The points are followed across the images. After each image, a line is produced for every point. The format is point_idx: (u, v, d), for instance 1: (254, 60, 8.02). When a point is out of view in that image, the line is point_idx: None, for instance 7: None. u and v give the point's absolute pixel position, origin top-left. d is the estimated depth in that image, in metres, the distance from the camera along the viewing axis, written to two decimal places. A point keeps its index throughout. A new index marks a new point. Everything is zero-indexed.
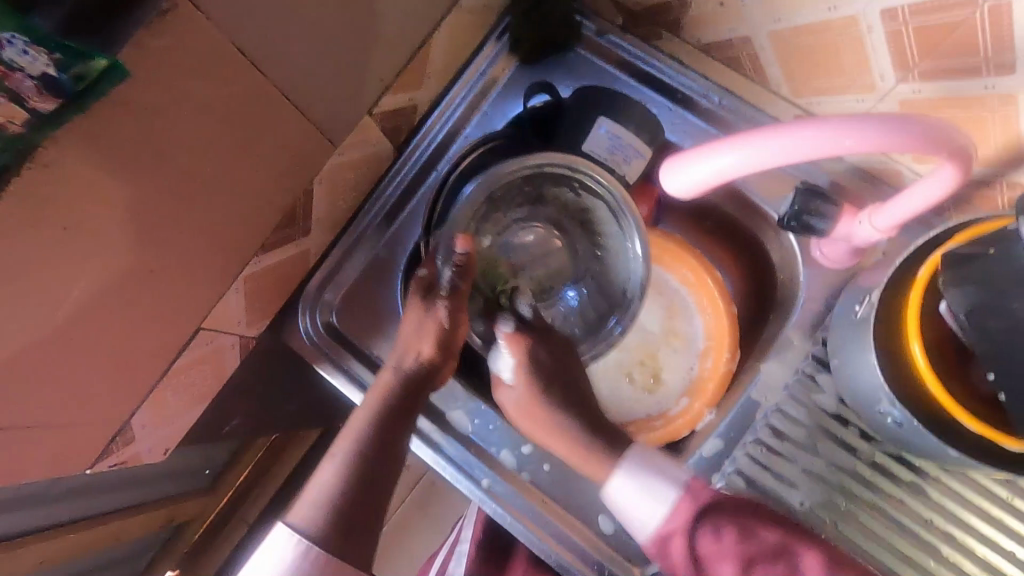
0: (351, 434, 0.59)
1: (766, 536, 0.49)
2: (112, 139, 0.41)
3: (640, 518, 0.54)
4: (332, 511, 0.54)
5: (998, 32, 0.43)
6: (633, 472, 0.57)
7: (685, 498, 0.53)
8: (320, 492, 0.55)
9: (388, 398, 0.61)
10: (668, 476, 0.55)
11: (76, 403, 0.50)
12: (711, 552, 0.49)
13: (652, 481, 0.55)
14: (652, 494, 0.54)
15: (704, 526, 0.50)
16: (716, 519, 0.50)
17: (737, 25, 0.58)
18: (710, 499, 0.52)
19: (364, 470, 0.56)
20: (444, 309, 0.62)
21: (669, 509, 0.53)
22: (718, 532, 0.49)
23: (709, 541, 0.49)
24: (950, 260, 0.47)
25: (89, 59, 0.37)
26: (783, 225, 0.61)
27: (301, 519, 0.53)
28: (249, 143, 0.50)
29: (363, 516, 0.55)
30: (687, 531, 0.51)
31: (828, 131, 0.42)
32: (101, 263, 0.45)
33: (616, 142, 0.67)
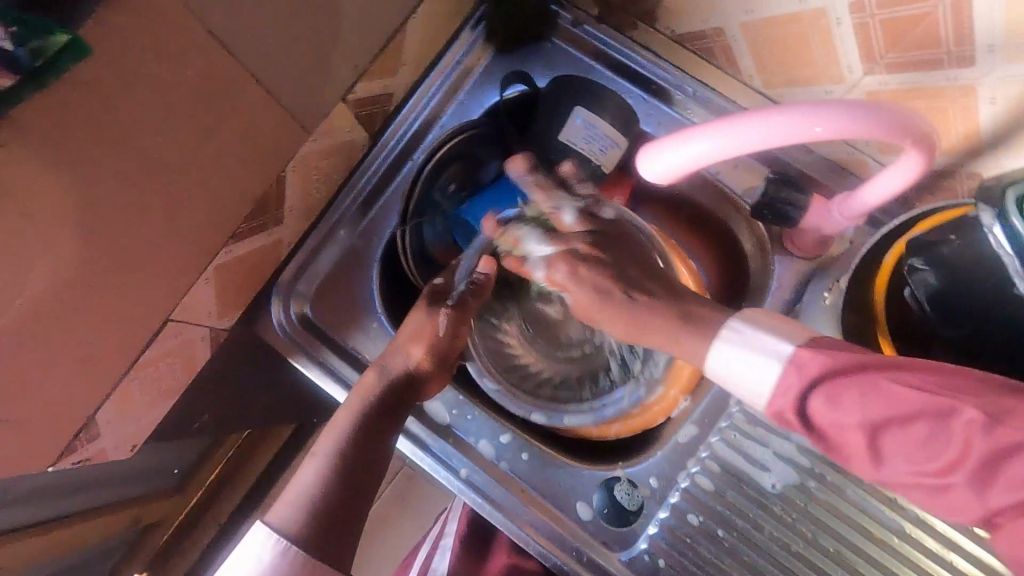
0: (335, 432, 0.57)
1: (908, 385, 0.37)
2: (67, 117, 0.40)
3: (744, 388, 0.44)
4: (313, 514, 0.52)
5: (958, 25, 0.44)
6: (732, 339, 0.45)
7: (807, 359, 0.41)
8: (301, 492, 0.53)
9: (371, 401, 0.59)
10: (767, 342, 0.43)
11: (34, 397, 0.48)
12: (833, 420, 0.39)
13: (758, 345, 0.44)
14: (755, 363, 0.43)
15: (830, 388, 0.39)
16: (842, 379, 0.39)
17: (709, 16, 0.59)
18: (845, 353, 0.40)
19: (346, 472, 0.55)
20: (446, 320, 0.63)
21: (778, 378, 0.42)
22: (837, 398, 0.38)
23: (825, 409, 0.39)
24: (912, 248, 0.49)
25: (47, 33, 0.36)
26: (756, 213, 0.63)
27: (280, 518, 0.52)
28: (217, 127, 0.49)
29: (344, 516, 0.53)
30: (802, 395, 0.40)
31: (798, 117, 0.43)
32: (60, 249, 0.43)
33: (592, 131, 0.68)
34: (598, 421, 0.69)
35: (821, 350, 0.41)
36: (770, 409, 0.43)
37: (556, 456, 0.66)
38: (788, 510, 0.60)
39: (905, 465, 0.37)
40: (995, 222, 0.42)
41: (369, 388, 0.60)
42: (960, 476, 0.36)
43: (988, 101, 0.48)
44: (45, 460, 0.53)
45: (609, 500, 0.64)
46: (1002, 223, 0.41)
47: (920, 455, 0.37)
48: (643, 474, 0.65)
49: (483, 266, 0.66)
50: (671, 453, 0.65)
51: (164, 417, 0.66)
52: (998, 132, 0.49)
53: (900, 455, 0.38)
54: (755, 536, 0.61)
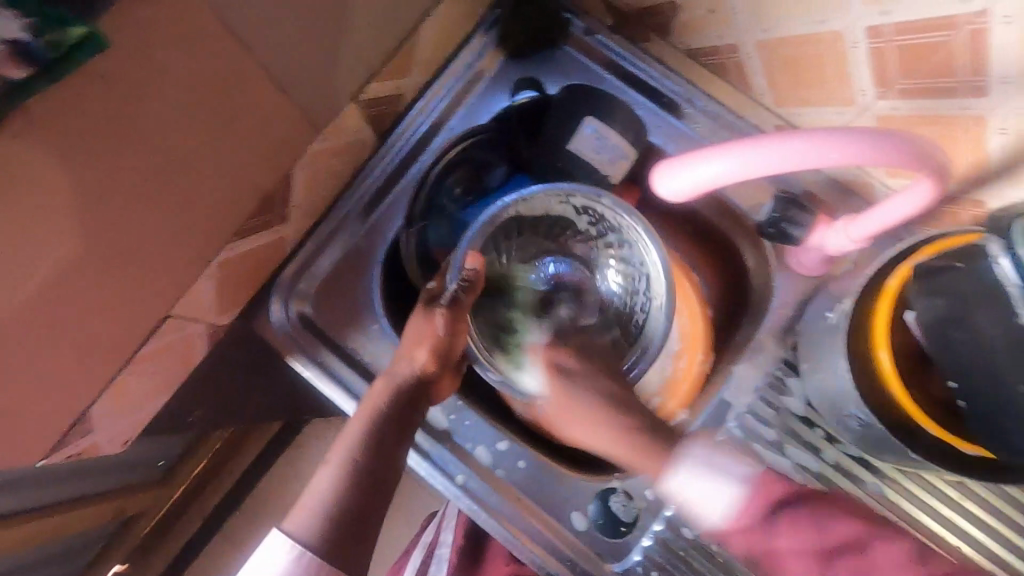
0: (348, 440, 0.58)
1: (838, 522, 0.56)
2: (80, 109, 0.39)
3: (704, 506, 0.60)
4: (328, 522, 0.53)
5: (976, 55, 0.45)
6: (696, 471, 0.60)
7: (760, 488, 0.59)
8: (319, 499, 0.54)
9: (381, 407, 0.59)
10: (730, 471, 0.60)
11: (33, 390, 0.47)
12: (784, 546, 0.57)
13: (722, 472, 0.60)
14: (718, 488, 0.59)
15: (796, 514, 0.57)
16: (794, 513, 0.57)
17: (724, 31, 0.59)
18: (784, 491, 0.59)
19: (360, 481, 0.56)
20: (444, 319, 0.61)
21: (737, 502, 0.59)
22: (794, 527, 0.57)
23: (786, 536, 0.57)
24: (919, 273, 0.50)
25: (65, 25, 0.35)
26: (762, 231, 0.64)
27: (298, 526, 0.53)
28: (231, 123, 0.48)
29: (360, 523, 0.54)
30: (761, 524, 0.58)
31: (815, 143, 0.43)
32: (66, 241, 0.43)
33: (602, 143, 0.69)
34: None
35: (766, 484, 0.59)
36: (716, 526, 0.59)
37: (552, 465, 0.66)
38: None
39: None
40: (1002, 254, 0.42)
41: (375, 398, 0.60)
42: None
43: (998, 131, 0.48)
44: (37, 452, 0.52)
45: (605, 511, 0.63)
46: (1009, 255, 0.42)
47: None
48: (639, 486, 0.65)
49: (468, 262, 0.61)
50: None
51: (157, 412, 0.65)
52: (1005, 163, 0.50)
53: None
54: None
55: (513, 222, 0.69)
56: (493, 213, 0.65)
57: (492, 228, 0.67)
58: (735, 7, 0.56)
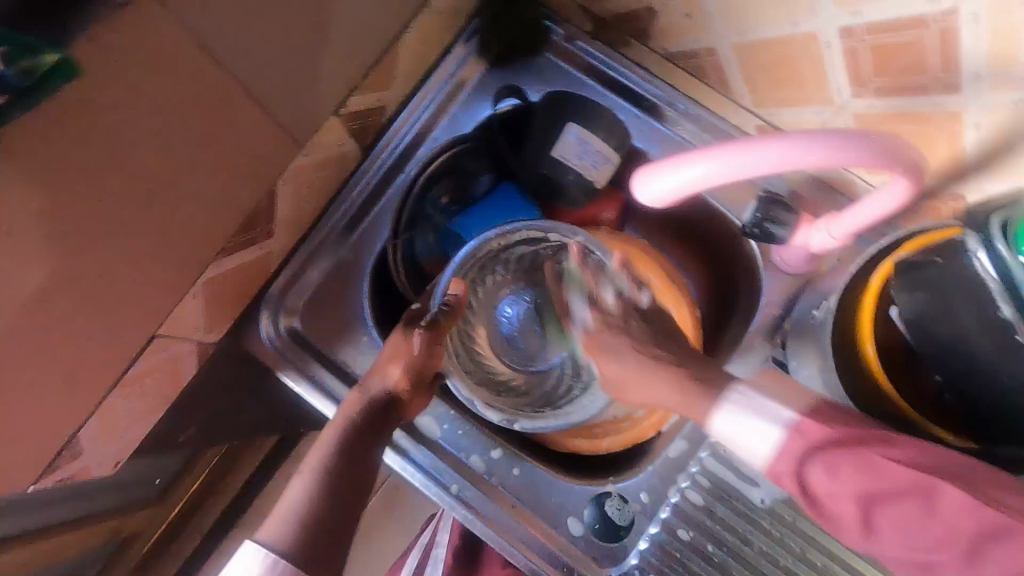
0: (322, 449, 0.57)
1: (893, 460, 0.43)
2: (56, 139, 0.39)
3: (750, 451, 0.49)
4: (300, 526, 0.52)
5: (947, 53, 0.45)
6: (736, 409, 0.51)
7: (796, 441, 0.46)
8: (292, 504, 0.53)
9: (352, 419, 0.59)
10: (774, 412, 0.49)
11: (16, 418, 0.47)
12: (826, 491, 0.44)
13: (764, 415, 0.49)
14: (760, 431, 0.49)
15: (819, 465, 0.44)
16: (836, 455, 0.44)
17: (701, 35, 0.60)
18: (843, 428, 0.46)
19: (336, 484, 0.55)
20: (420, 340, 0.61)
21: (781, 445, 0.47)
22: (832, 471, 0.44)
23: (823, 480, 0.44)
24: (901, 268, 0.49)
25: (37, 52, 0.35)
26: (745, 232, 0.64)
27: (271, 533, 0.51)
28: (212, 141, 0.48)
29: (331, 530, 0.53)
30: (803, 463, 0.45)
31: (789, 147, 0.43)
32: (45, 268, 0.43)
33: (584, 147, 0.70)
34: (587, 436, 0.70)
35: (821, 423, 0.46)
36: (771, 469, 0.48)
37: (546, 470, 0.66)
38: (777, 525, 0.61)
39: (896, 539, 0.42)
40: (980, 247, 0.43)
41: (349, 408, 0.60)
42: (946, 554, 0.40)
43: (972, 127, 0.49)
44: (25, 478, 0.52)
45: (600, 515, 0.64)
46: (988, 250, 0.42)
47: (907, 530, 0.42)
48: (633, 489, 0.65)
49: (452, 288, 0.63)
50: (661, 468, 0.66)
51: (149, 432, 0.64)
52: (981, 157, 0.50)
53: (888, 527, 0.42)
54: (746, 552, 0.61)
55: (493, 255, 0.71)
56: (475, 246, 0.68)
57: (473, 261, 0.69)
58: (710, 10, 0.56)
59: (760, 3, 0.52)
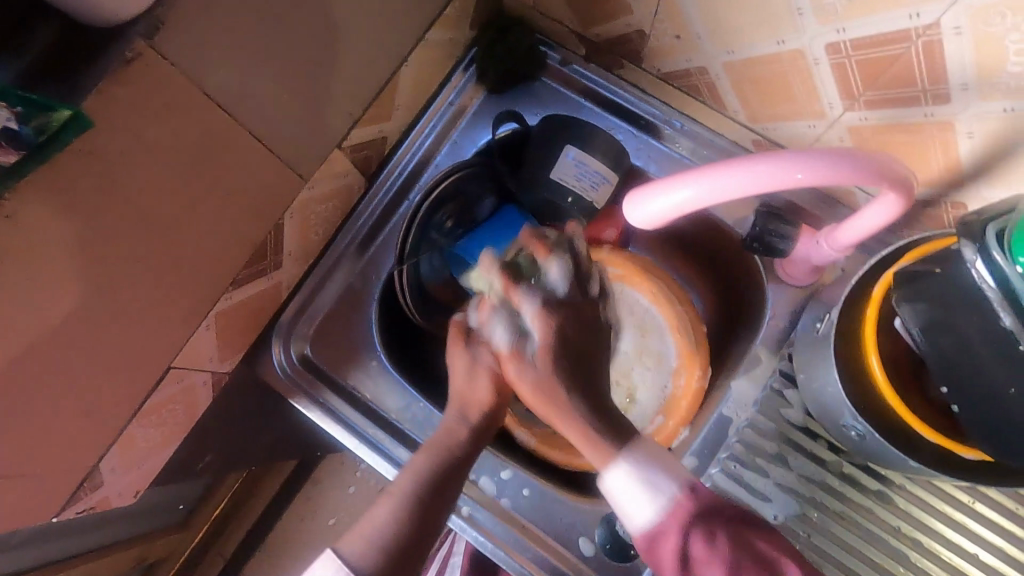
0: (412, 471, 0.56)
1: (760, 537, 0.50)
2: (69, 190, 0.41)
3: (628, 510, 0.53)
4: (382, 551, 0.51)
5: (933, 64, 0.46)
6: (631, 466, 0.53)
7: (673, 511, 0.51)
8: (377, 529, 0.52)
9: (446, 445, 0.58)
10: (660, 479, 0.53)
11: (39, 452, 0.49)
12: (702, 556, 0.49)
13: (650, 483, 0.53)
14: (644, 491, 0.53)
15: (696, 537, 0.50)
16: (714, 525, 0.50)
17: (693, 56, 0.61)
18: (715, 500, 0.52)
19: (420, 512, 0.54)
20: (490, 355, 0.59)
21: (662, 510, 0.51)
22: (711, 538, 0.49)
23: (701, 546, 0.49)
24: (900, 279, 0.49)
25: (50, 110, 0.37)
26: (746, 246, 0.64)
27: (355, 550, 0.50)
28: (216, 180, 0.50)
29: (414, 554, 0.52)
30: (681, 536, 0.50)
31: (779, 167, 0.44)
32: (61, 311, 0.44)
33: (582, 169, 0.68)
34: (595, 453, 0.68)
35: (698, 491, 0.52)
36: (646, 534, 0.52)
37: (555, 490, 0.66)
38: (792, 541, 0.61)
39: None
40: (977, 256, 0.43)
41: (442, 431, 0.59)
42: None
43: (965, 136, 0.49)
44: (50, 508, 0.53)
45: (611, 535, 0.63)
46: (984, 258, 0.42)
47: None
48: None
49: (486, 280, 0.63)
50: None
51: (167, 462, 0.66)
52: (977, 164, 0.50)
53: None
54: None
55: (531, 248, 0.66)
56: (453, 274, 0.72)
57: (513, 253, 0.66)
58: (698, 30, 0.57)
59: (746, 23, 0.53)
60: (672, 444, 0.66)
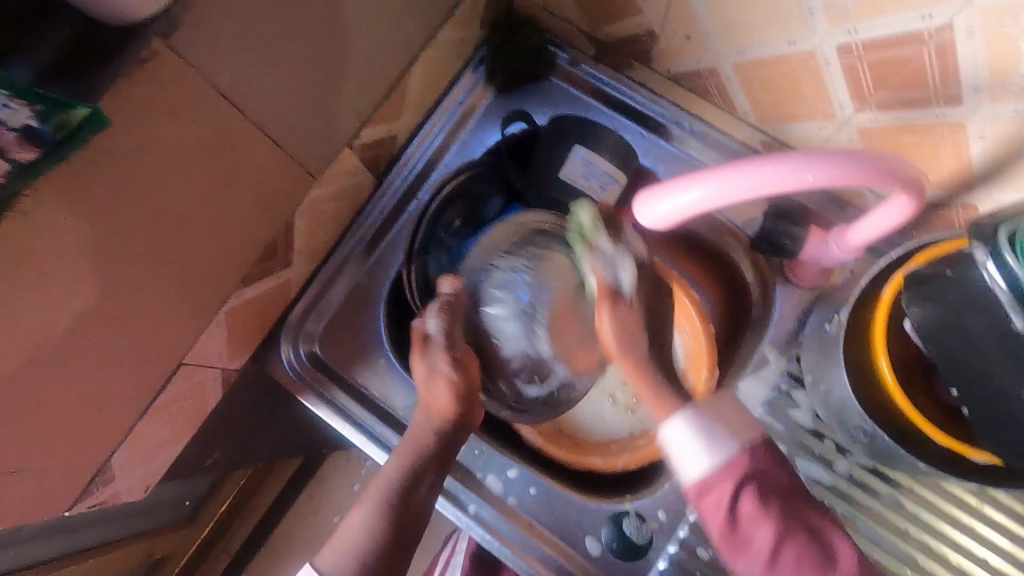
0: (384, 479, 0.56)
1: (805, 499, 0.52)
2: (85, 187, 0.41)
3: (683, 463, 0.52)
4: (361, 560, 0.53)
5: (945, 66, 0.46)
6: (693, 423, 0.52)
7: (732, 470, 0.50)
8: (353, 539, 0.54)
9: (418, 452, 0.57)
10: (723, 438, 0.51)
11: (52, 446, 0.49)
12: (751, 514, 0.50)
13: (713, 438, 0.51)
14: (703, 453, 0.51)
15: (748, 494, 0.50)
16: (768, 486, 0.51)
17: (702, 56, 0.61)
18: (769, 460, 0.52)
19: (397, 520, 0.55)
20: (447, 363, 0.57)
21: (720, 466, 0.51)
22: (764, 497, 0.50)
23: (751, 503, 0.50)
24: (911, 281, 0.49)
25: (68, 108, 0.37)
26: (755, 247, 0.65)
27: (331, 561, 0.53)
28: (228, 178, 0.50)
29: (393, 561, 0.54)
30: (736, 490, 0.50)
31: (787, 167, 0.44)
32: (76, 306, 0.45)
33: (590, 168, 0.70)
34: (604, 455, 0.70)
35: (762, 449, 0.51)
36: (698, 485, 0.51)
37: (562, 490, 0.66)
38: None
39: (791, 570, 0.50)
40: (987, 258, 0.42)
41: (414, 436, 0.58)
42: None
43: (976, 137, 0.49)
44: (63, 502, 0.54)
45: (618, 535, 0.63)
46: (995, 261, 0.41)
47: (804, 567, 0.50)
48: (650, 508, 0.65)
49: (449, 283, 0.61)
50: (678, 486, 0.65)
51: (176, 458, 0.67)
52: (988, 165, 0.50)
53: (791, 564, 0.50)
54: None
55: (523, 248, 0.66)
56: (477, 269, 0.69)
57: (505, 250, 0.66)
58: (707, 30, 0.57)
59: (757, 23, 0.53)
60: None
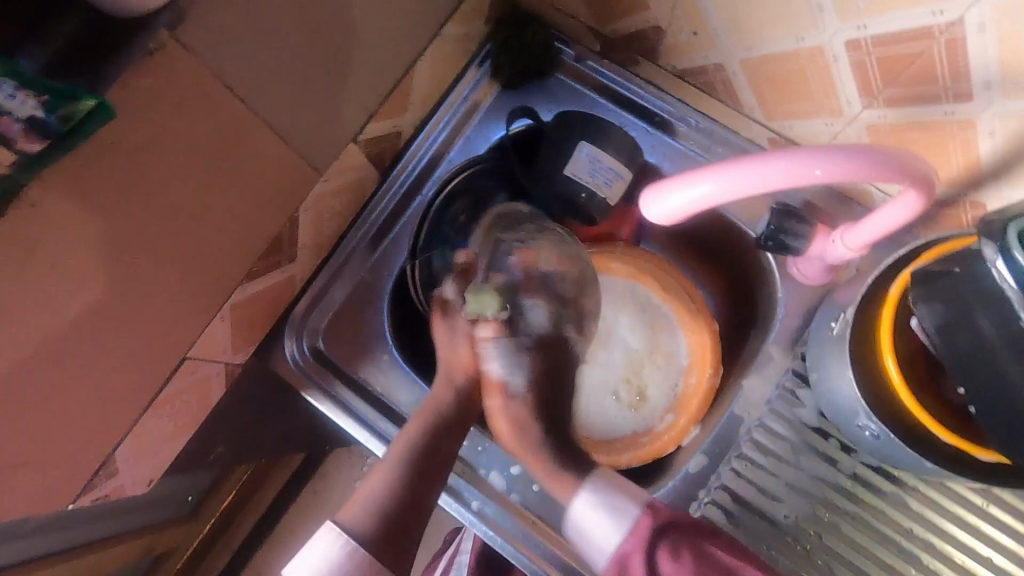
0: (400, 447, 0.59)
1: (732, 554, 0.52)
2: (91, 181, 0.41)
3: (601, 539, 0.55)
4: (380, 518, 0.54)
5: (955, 62, 0.45)
6: (593, 493, 0.57)
7: (637, 530, 0.54)
8: (370, 499, 0.55)
9: (436, 414, 0.62)
10: (624, 501, 0.56)
11: (56, 440, 0.49)
12: (669, 573, 0.51)
13: (613, 504, 0.56)
14: (610, 518, 0.55)
15: (662, 551, 0.52)
16: (677, 541, 0.53)
17: (709, 52, 0.60)
18: (675, 521, 0.55)
19: (413, 487, 0.57)
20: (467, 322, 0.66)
21: (626, 530, 0.54)
22: (676, 554, 0.51)
23: (667, 561, 0.51)
24: (918, 279, 0.49)
25: (76, 99, 0.36)
26: (761, 245, 0.63)
27: (351, 520, 0.53)
28: (234, 173, 0.50)
29: (405, 532, 0.55)
30: (647, 554, 0.52)
31: (796, 162, 0.44)
32: (81, 300, 0.45)
33: (596, 165, 0.69)
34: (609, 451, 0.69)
35: (659, 514, 0.55)
36: (615, 560, 0.54)
37: None
38: (803, 542, 0.61)
39: None
40: (997, 255, 0.42)
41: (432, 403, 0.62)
42: None
43: (986, 134, 0.48)
44: (66, 495, 0.54)
45: None
46: (1005, 258, 0.41)
47: None
48: None
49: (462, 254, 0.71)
50: (682, 484, 0.65)
51: (179, 453, 0.67)
52: (998, 163, 0.50)
53: None
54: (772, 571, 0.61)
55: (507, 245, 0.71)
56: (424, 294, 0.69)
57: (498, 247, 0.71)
58: (714, 25, 0.57)
59: (764, 19, 0.52)
60: (683, 441, 0.68)
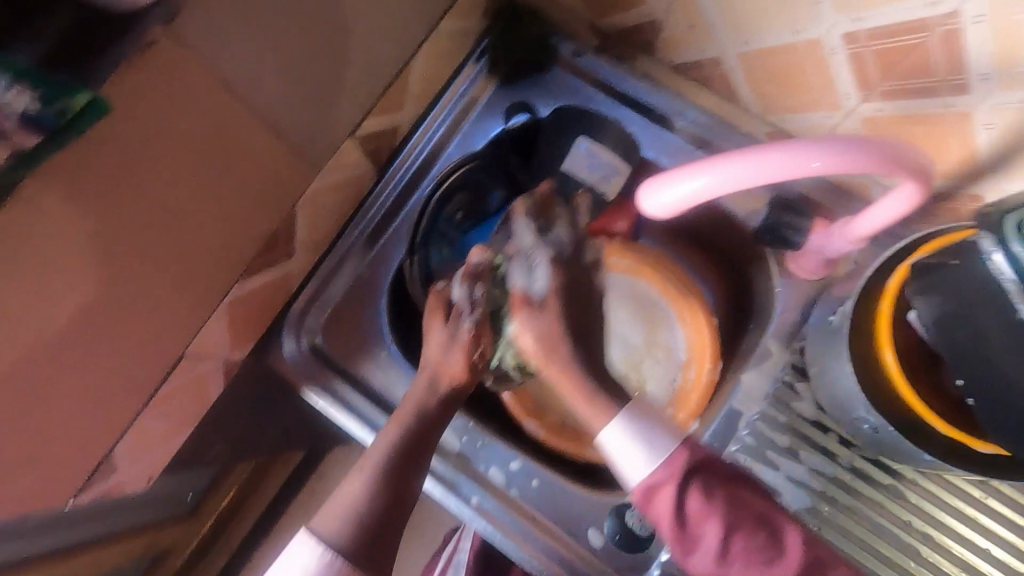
0: (382, 445, 0.57)
1: (753, 491, 0.52)
2: (86, 177, 0.41)
3: (627, 468, 0.50)
4: (357, 523, 0.53)
5: (952, 53, 0.45)
6: (629, 424, 0.50)
7: (674, 466, 0.49)
8: (346, 504, 0.54)
9: (416, 415, 0.58)
10: (661, 436, 0.50)
11: (54, 438, 0.49)
12: (700, 512, 0.49)
13: (650, 437, 0.50)
14: (645, 454, 0.49)
15: (694, 491, 0.49)
16: (711, 480, 0.50)
17: (706, 45, 0.60)
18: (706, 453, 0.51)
19: (393, 489, 0.55)
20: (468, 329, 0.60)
21: (661, 463, 0.49)
22: (710, 492, 0.49)
23: (698, 501, 0.49)
24: (919, 271, 0.49)
25: (70, 95, 0.36)
26: (759, 239, 0.65)
27: (325, 529, 0.53)
28: (229, 168, 0.50)
29: (387, 531, 0.54)
30: (681, 489, 0.48)
31: (794, 154, 0.44)
32: (78, 298, 0.45)
33: (593, 160, 0.73)
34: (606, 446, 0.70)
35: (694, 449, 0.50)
36: (642, 491, 0.50)
37: (564, 482, 0.66)
38: None
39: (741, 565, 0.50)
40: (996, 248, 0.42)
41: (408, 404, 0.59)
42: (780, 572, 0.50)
43: (984, 126, 0.48)
44: (65, 493, 0.54)
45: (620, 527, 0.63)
46: (1002, 250, 0.41)
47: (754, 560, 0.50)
48: None
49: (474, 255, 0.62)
50: None
51: (178, 450, 0.67)
52: (995, 155, 0.50)
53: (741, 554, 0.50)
54: None
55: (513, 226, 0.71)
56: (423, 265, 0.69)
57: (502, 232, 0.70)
58: (711, 18, 0.57)
59: (761, 11, 0.52)
60: None
